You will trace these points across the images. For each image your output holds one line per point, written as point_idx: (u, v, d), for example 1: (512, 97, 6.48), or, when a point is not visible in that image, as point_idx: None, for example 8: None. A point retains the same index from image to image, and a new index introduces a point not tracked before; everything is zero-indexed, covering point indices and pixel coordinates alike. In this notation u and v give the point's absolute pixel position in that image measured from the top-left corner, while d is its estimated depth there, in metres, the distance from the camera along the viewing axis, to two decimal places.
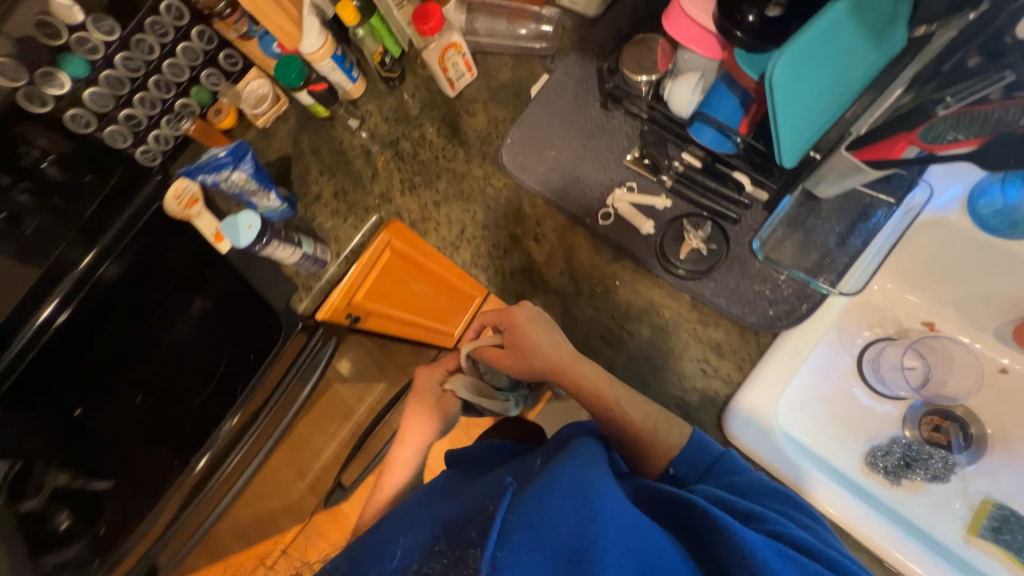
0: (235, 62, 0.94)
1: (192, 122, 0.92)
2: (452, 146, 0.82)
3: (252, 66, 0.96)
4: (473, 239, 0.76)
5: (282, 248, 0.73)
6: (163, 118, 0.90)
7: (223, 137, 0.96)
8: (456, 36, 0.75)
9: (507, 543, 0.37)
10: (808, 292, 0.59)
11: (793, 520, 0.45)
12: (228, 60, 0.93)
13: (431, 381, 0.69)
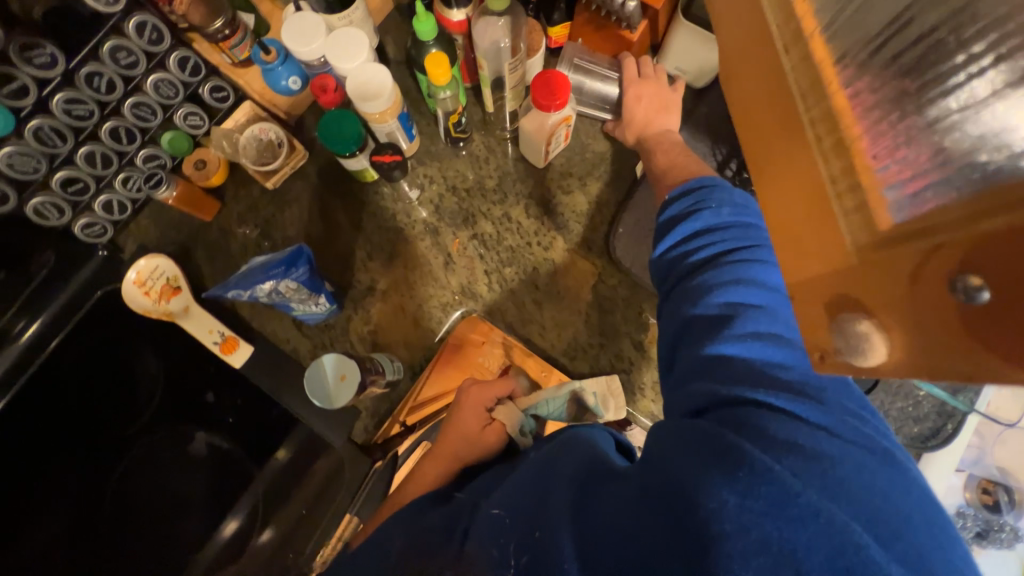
0: (225, 96, 0.67)
1: (171, 185, 0.67)
2: (546, 231, 0.69)
3: (248, 102, 0.70)
4: (589, 347, 0.66)
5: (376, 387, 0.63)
6: (120, 176, 0.63)
7: (211, 200, 0.70)
8: (567, 107, 0.62)
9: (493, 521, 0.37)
10: (949, 411, 0.61)
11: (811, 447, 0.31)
12: (215, 93, 0.66)
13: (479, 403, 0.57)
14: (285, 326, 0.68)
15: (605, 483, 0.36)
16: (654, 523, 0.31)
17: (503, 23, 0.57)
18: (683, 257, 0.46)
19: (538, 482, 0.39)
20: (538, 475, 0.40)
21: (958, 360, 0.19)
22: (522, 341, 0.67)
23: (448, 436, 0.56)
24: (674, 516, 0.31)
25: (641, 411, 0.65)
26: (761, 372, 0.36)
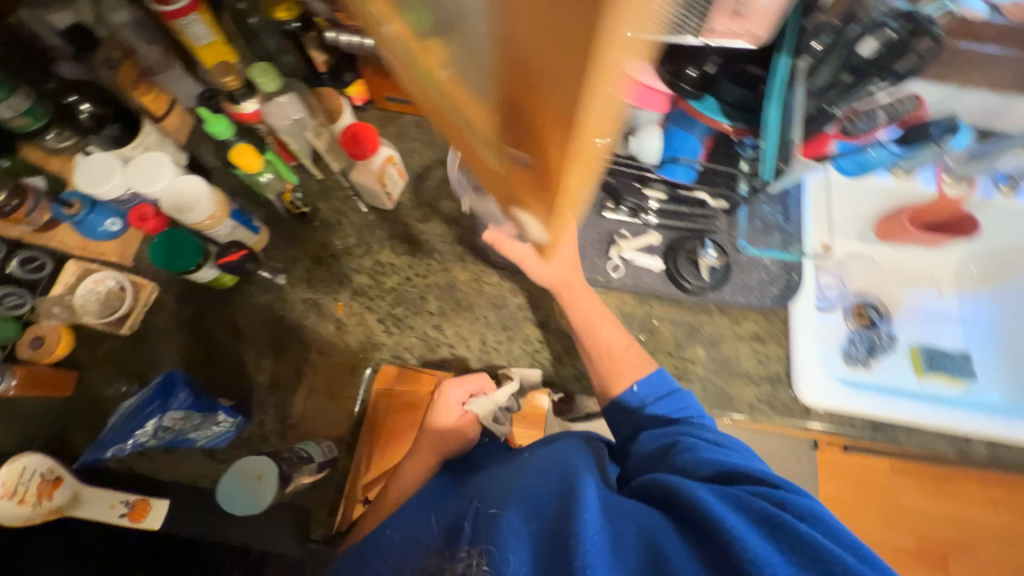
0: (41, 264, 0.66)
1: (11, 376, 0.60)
2: (419, 260, 0.73)
3: (71, 259, 0.67)
4: (500, 344, 0.70)
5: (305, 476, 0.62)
6: None
7: (66, 372, 0.65)
8: (387, 149, 0.67)
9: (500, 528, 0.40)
10: (790, 264, 0.73)
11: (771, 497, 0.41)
12: (28, 265, 0.65)
13: (452, 399, 0.62)
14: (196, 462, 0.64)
15: (630, 518, 0.40)
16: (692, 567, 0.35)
17: (293, 102, 0.62)
18: (640, 408, 0.59)
19: (558, 493, 0.42)
20: (557, 488, 0.43)
21: (547, 213, 0.28)
22: (439, 366, 0.69)
23: (428, 437, 0.61)
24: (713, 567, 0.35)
25: (567, 378, 0.69)
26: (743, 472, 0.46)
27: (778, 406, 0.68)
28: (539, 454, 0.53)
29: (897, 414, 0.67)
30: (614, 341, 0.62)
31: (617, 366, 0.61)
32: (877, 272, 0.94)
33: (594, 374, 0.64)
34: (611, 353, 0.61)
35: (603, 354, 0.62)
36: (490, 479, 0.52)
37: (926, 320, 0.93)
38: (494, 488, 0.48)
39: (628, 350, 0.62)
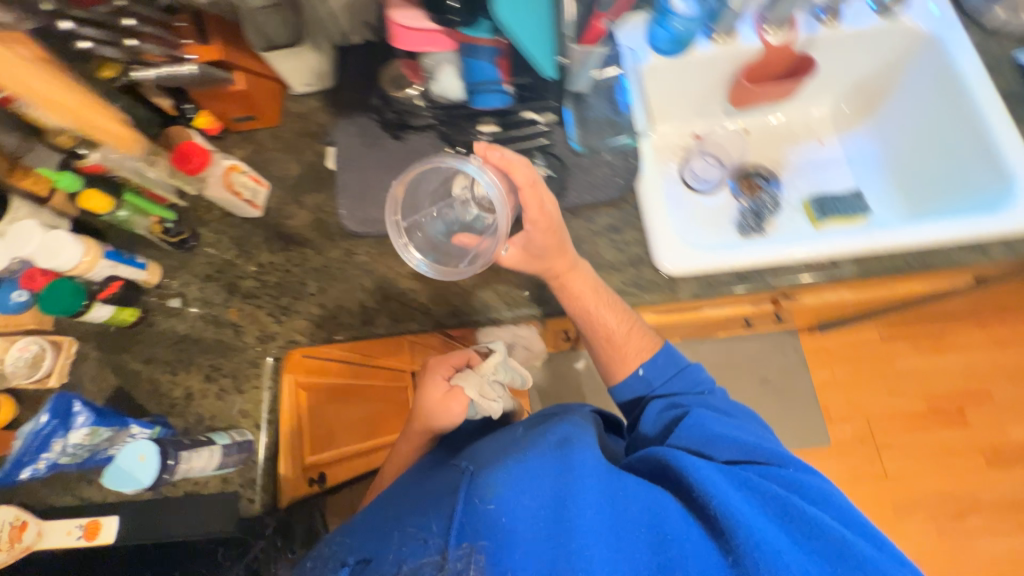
0: None
1: None
2: (294, 252, 0.79)
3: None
4: (378, 306, 0.74)
5: (197, 457, 0.61)
6: None
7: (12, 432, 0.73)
8: (228, 160, 0.75)
9: (501, 499, 0.51)
10: (626, 152, 0.76)
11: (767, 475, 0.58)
12: None
13: (438, 378, 0.79)
14: None
15: (630, 499, 0.52)
16: (689, 531, 0.51)
17: (129, 143, 0.69)
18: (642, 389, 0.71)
19: (563, 475, 0.53)
20: (557, 473, 0.53)
21: None
22: (329, 340, 0.75)
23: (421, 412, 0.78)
24: (704, 529, 0.51)
25: (446, 317, 0.73)
26: (729, 438, 0.61)
27: (644, 283, 0.71)
28: (537, 428, 0.64)
29: (759, 257, 0.69)
30: (614, 328, 0.69)
31: (619, 348, 0.69)
32: (751, 141, 0.97)
33: (600, 359, 0.73)
34: (610, 340, 0.69)
35: (604, 339, 0.69)
36: (488, 453, 0.61)
37: (810, 170, 0.94)
38: (495, 468, 0.56)
39: (629, 336, 0.69)
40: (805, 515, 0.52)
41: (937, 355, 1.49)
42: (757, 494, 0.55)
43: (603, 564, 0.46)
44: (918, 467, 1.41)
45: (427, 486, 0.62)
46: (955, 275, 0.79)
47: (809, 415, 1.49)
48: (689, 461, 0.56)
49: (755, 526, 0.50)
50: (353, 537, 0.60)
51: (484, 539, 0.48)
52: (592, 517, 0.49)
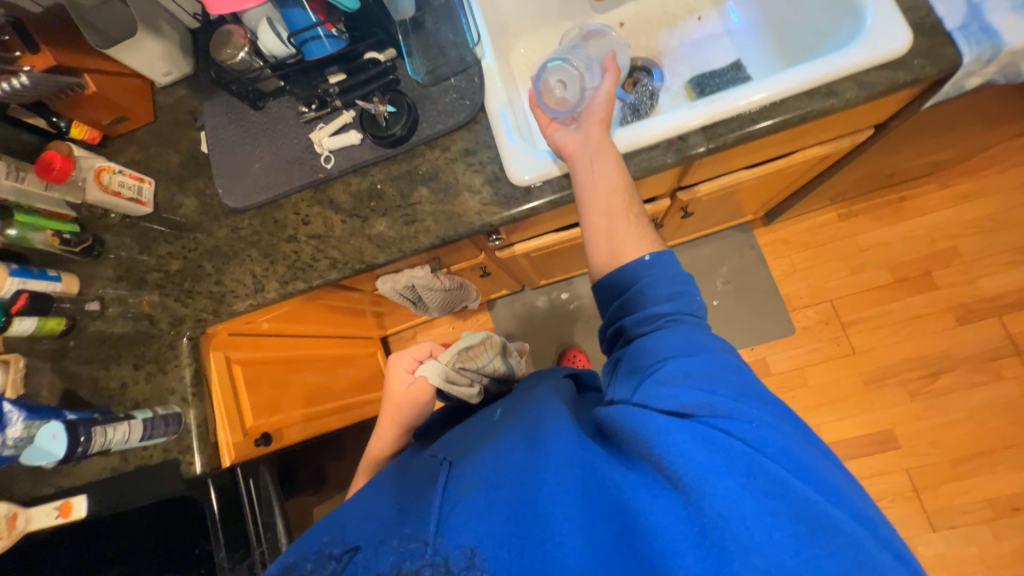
0: None
1: None
2: (188, 238, 0.84)
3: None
4: (268, 271, 0.79)
5: (115, 430, 0.67)
6: None
7: None
8: (99, 162, 0.79)
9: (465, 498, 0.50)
10: (469, 70, 0.76)
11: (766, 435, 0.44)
12: None
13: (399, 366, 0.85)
14: (96, 464, 0.79)
15: (587, 471, 0.47)
16: (648, 507, 0.43)
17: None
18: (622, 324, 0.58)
19: (532, 472, 0.49)
20: (527, 452, 0.51)
21: None
22: (231, 313, 0.79)
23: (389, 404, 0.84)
24: (670, 500, 0.43)
25: (327, 270, 0.76)
26: (704, 388, 0.48)
27: (505, 200, 0.72)
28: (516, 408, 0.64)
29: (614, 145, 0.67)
30: (621, 210, 0.63)
31: (619, 229, 0.62)
32: (628, 36, 0.92)
33: (594, 242, 0.63)
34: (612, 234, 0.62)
35: (610, 213, 0.62)
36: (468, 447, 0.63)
37: (691, 52, 0.90)
38: (472, 464, 0.55)
39: (639, 222, 0.62)
40: (777, 469, 0.42)
41: (898, 224, 1.45)
42: (722, 453, 0.43)
43: (570, 558, 0.42)
44: (887, 337, 1.40)
45: (407, 474, 0.64)
46: (835, 126, 0.77)
47: (772, 308, 1.48)
48: (653, 426, 0.46)
49: (723, 496, 0.41)
50: (311, 535, 0.58)
51: (469, 534, 0.47)
52: (565, 501, 0.45)
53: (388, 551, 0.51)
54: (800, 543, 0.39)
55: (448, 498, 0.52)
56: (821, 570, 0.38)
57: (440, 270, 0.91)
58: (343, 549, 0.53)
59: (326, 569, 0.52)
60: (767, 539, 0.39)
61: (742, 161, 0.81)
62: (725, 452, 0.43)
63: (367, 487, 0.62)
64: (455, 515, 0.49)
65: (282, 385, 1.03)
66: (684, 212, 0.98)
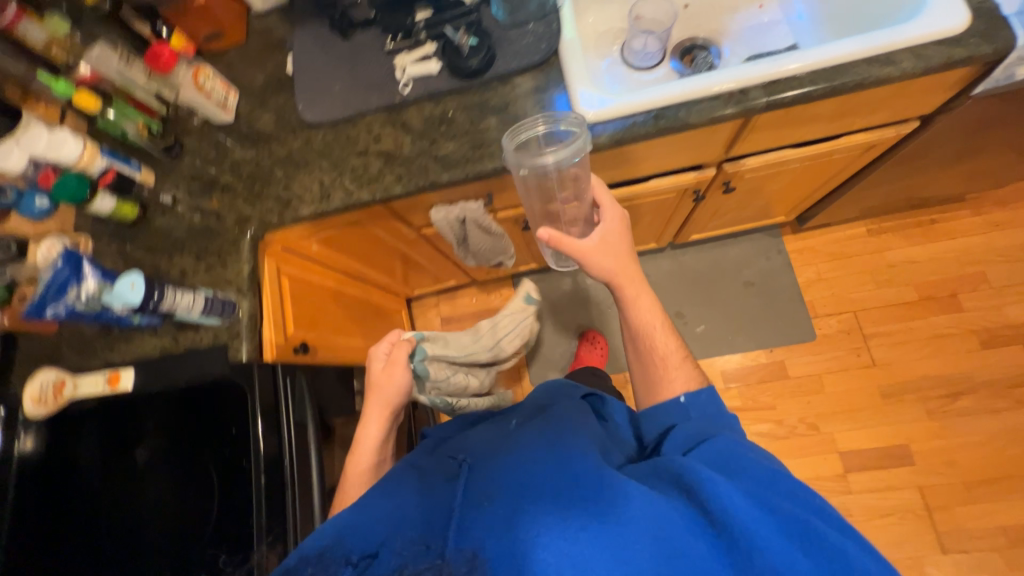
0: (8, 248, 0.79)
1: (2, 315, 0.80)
2: (263, 147, 0.90)
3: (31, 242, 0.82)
4: (335, 181, 0.84)
5: (182, 294, 0.72)
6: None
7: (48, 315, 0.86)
8: (195, 64, 0.85)
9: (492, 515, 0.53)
10: (548, 17, 0.82)
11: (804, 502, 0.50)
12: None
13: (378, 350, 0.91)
14: (145, 343, 0.83)
15: (632, 501, 0.50)
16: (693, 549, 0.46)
17: (111, 48, 0.79)
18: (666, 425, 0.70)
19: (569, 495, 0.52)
20: (560, 475, 0.55)
21: None
22: (294, 218, 0.84)
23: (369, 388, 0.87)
24: (711, 542, 0.47)
25: (392, 185, 0.81)
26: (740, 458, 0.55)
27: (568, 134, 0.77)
28: (533, 425, 0.68)
29: (674, 93, 0.73)
30: (669, 350, 0.78)
31: (669, 371, 0.77)
32: (691, 16, 0.99)
33: (646, 376, 0.80)
34: (663, 360, 0.78)
35: (659, 361, 0.78)
36: (487, 452, 0.67)
37: (751, 35, 0.96)
38: (490, 476, 0.59)
39: (683, 363, 0.78)
40: (807, 522, 0.47)
41: (927, 245, 1.48)
42: (768, 510, 0.48)
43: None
44: (909, 353, 1.41)
45: (424, 474, 0.69)
46: (884, 108, 0.82)
47: (794, 313, 1.50)
48: (699, 470, 0.51)
49: (764, 542, 0.45)
50: (335, 524, 0.60)
51: (483, 543, 0.51)
52: (599, 528, 0.48)
53: (395, 558, 0.54)
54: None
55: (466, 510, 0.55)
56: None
57: (489, 210, 0.96)
58: (358, 556, 0.55)
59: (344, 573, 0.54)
60: None
61: (790, 135, 0.86)
62: (760, 504, 0.48)
63: (387, 498, 0.63)
64: (474, 536, 0.52)
65: (322, 310, 1.07)
66: (726, 187, 1.03)
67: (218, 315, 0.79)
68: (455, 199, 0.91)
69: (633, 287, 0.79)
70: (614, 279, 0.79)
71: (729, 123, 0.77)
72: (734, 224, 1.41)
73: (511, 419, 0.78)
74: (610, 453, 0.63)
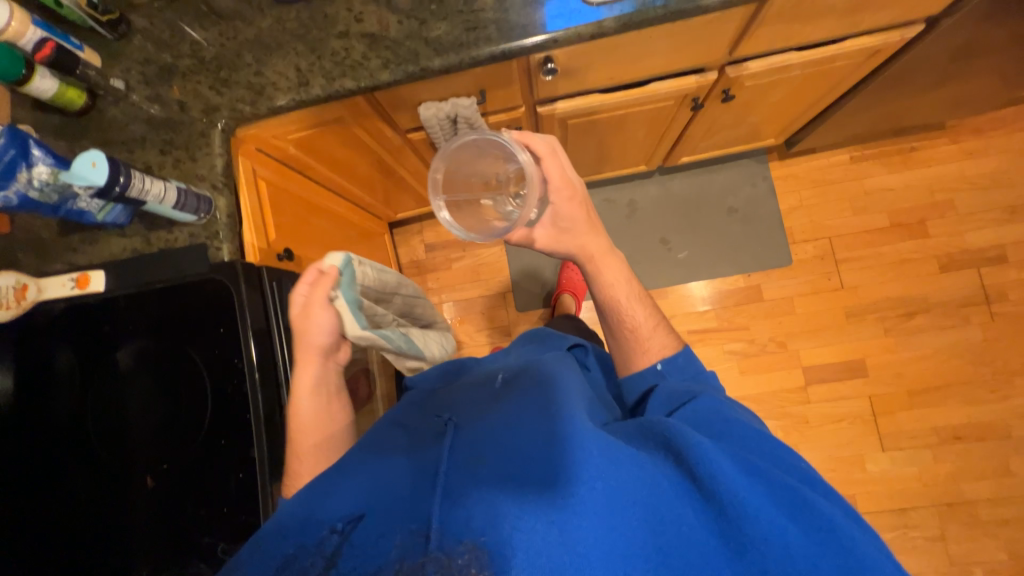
0: None
1: None
2: (226, 27, 0.80)
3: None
4: (313, 67, 0.76)
5: (153, 182, 0.67)
6: None
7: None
8: None
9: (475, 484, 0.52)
10: None
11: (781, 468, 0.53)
12: None
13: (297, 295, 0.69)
14: (114, 243, 0.77)
15: (625, 467, 0.49)
16: (684, 516, 0.48)
17: None
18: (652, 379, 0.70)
19: (552, 461, 0.51)
20: (543, 444, 0.53)
21: None
22: (269, 110, 0.77)
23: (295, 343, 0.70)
24: (698, 509, 0.48)
25: (378, 72, 0.74)
26: (725, 428, 0.57)
27: (572, 15, 0.71)
28: (520, 386, 0.65)
29: None
30: (641, 321, 0.76)
31: (644, 343, 0.75)
32: None
33: (621, 349, 0.78)
34: (634, 331, 0.76)
35: (632, 331, 0.76)
36: (472, 413, 0.64)
37: None
38: (479, 443, 0.57)
39: (655, 330, 0.76)
40: (791, 483, 0.50)
41: (904, 172, 1.52)
42: (762, 481, 0.49)
43: (593, 549, 0.45)
44: (875, 277, 1.49)
45: (408, 437, 0.66)
46: (893, 3, 0.80)
47: (773, 239, 1.54)
48: (691, 438, 0.51)
49: (749, 506, 0.47)
50: (316, 506, 0.57)
51: (469, 528, 0.47)
52: (591, 495, 0.47)
53: (382, 537, 0.52)
54: (807, 548, 0.46)
55: (454, 479, 0.54)
56: (821, 570, 0.45)
57: (482, 111, 0.91)
58: (343, 523, 0.55)
59: (330, 542, 0.54)
60: (802, 557, 0.46)
61: (797, 32, 0.83)
62: (746, 471, 0.50)
63: (363, 464, 0.61)
64: (458, 505, 0.50)
65: (304, 220, 1.02)
66: (725, 96, 1.00)
67: (196, 211, 0.74)
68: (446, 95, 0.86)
69: (596, 260, 0.76)
70: (576, 258, 0.76)
71: (739, 9, 0.73)
72: (724, 145, 1.39)
73: (497, 374, 0.74)
74: (596, 412, 0.63)
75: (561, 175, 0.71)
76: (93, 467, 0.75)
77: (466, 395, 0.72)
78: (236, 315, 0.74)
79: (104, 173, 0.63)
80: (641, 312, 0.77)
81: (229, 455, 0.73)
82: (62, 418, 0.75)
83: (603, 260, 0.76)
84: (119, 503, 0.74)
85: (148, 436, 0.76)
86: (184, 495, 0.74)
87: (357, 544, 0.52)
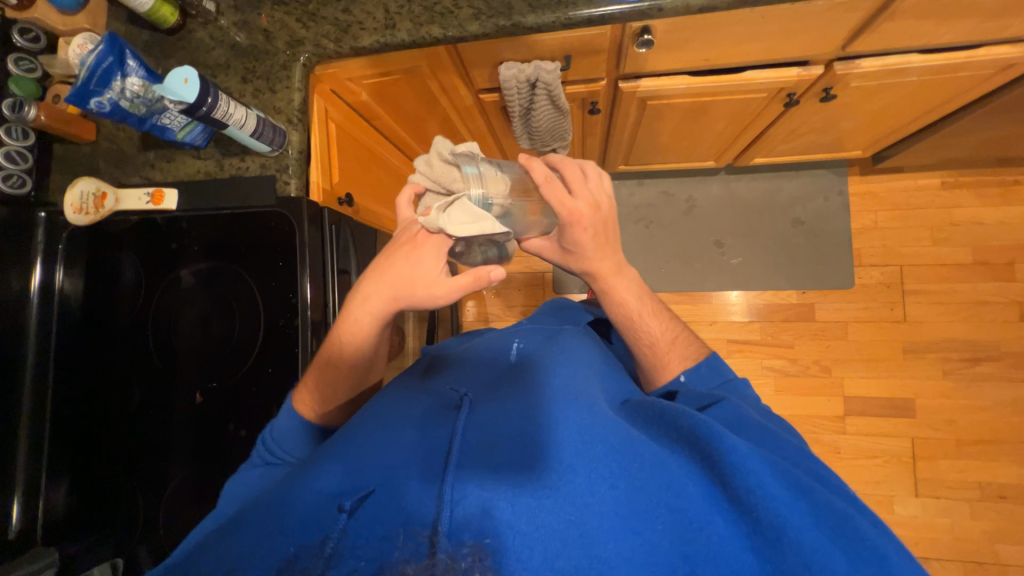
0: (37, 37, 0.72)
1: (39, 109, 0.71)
2: None
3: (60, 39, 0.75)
4: (401, 8, 0.74)
5: (237, 107, 0.68)
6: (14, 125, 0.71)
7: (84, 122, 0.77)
8: None
9: (492, 471, 0.47)
10: None
11: (830, 488, 0.46)
12: (25, 34, 0.71)
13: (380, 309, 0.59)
14: (190, 163, 0.78)
15: (649, 467, 0.45)
16: (714, 528, 0.42)
17: None
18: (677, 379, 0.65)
19: (575, 454, 0.46)
20: (565, 434, 0.49)
21: None
22: (352, 49, 0.76)
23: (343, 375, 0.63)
24: (729, 519, 0.43)
25: (467, 22, 0.71)
26: (761, 432, 0.51)
27: None
28: (541, 362, 0.63)
29: None
30: (658, 334, 0.69)
31: (662, 358, 0.67)
32: None
33: (638, 362, 0.71)
34: (651, 346, 0.68)
35: (651, 345, 0.68)
36: (488, 388, 0.61)
37: None
38: (495, 422, 0.54)
39: (673, 342, 0.68)
40: (833, 506, 0.43)
41: (1001, 207, 1.38)
42: (803, 497, 0.43)
43: (618, 557, 0.40)
44: (945, 315, 1.39)
45: (419, 400, 0.62)
46: None
47: (839, 259, 1.44)
48: (724, 439, 0.45)
49: (790, 527, 0.41)
50: (309, 495, 0.49)
51: (482, 528, 0.42)
52: (610, 494, 0.43)
53: (384, 514, 0.46)
54: None
55: (467, 458, 0.49)
56: None
57: (562, 79, 0.87)
58: (351, 500, 0.47)
59: (337, 518, 0.46)
60: None
61: (927, 32, 0.75)
62: (784, 483, 0.43)
63: (366, 424, 0.58)
64: (469, 493, 0.45)
65: (363, 168, 1.03)
66: (825, 95, 0.92)
67: (269, 142, 0.74)
68: (530, 57, 0.82)
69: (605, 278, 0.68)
70: (582, 276, 0.69)
71: None
72: (804, 151, 1.30)
73: (514, 342, 0.70)
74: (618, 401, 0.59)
75: (565, 205, 0.60)
76: (147, 379, 0.79)
77: (480, 365, 0.67)
78: (298, 253, 0.76)
79: (194, 90, 0.64)
80: (659, 319, 0.70)
81: (271, 388, 0.76)
82: (127, 326, 0.80)
83: (608, 275, 0.68)
84: (166, 413, 0.78)
85: (197, 359, 0.79)
86: (226, 419, 0.77)
87: (362, 524, 0.45)
